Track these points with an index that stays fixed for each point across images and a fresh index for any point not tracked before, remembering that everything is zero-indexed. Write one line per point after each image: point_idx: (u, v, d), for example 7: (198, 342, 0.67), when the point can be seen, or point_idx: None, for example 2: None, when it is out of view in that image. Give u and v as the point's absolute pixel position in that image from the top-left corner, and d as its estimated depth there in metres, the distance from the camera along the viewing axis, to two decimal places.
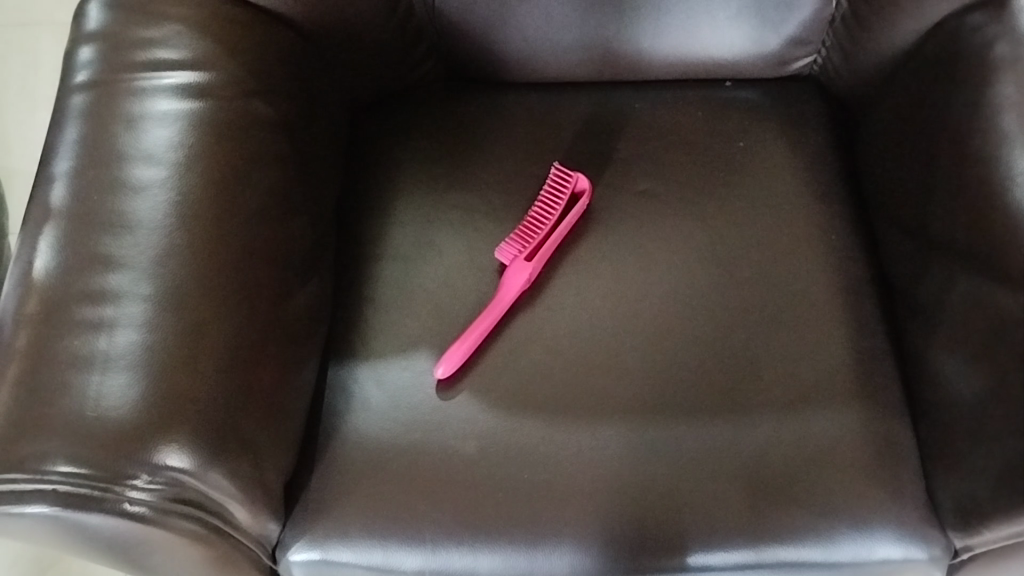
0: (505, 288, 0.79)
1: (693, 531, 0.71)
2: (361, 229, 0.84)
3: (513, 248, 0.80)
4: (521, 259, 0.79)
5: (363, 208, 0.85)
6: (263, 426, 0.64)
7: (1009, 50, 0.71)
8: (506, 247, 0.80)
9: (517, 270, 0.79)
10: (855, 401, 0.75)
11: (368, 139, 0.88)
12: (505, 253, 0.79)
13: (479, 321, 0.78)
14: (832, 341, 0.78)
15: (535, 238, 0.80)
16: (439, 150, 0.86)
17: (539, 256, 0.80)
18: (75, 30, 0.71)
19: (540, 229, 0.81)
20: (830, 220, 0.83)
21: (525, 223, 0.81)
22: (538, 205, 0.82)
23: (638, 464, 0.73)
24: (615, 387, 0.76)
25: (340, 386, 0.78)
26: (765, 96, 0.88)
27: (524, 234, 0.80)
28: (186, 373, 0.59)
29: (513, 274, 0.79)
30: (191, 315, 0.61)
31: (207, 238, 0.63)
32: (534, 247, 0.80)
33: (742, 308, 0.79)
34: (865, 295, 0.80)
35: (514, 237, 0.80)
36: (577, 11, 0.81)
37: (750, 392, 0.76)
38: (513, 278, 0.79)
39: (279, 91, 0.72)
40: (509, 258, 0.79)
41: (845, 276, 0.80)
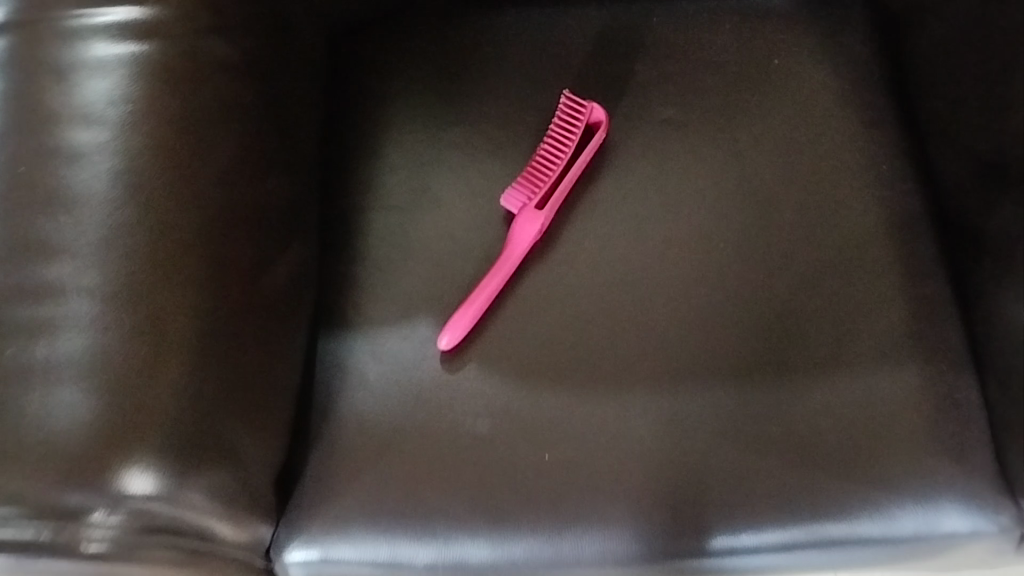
0: (515, 240, 0.69)
1: (733, 513, 0.64)
2: (348, 177, 0.74)
3: (520, 194, 0.70)
4: (532, 208, 0.70)
5: (348, 154, 0.74)
6: (241, 428, 0.55)
7: None
8: (512, 193, 0.70)
9: (527, 219, 0.69)
10: (911, 357, 0.67)
11: (350, 71, 0.77)
12: (512, 199, 0.70)
13: (486, 279, 0.68)
14: (886, 287, 0.68)
15: (546, 180, 0.70)
16: (432, 81, 0.75)
17: (551, 202, 0.70)
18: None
19: (552, 170, 0.71)
20: (881, 150, 0.72)
21: (534, 164, 0.71)
22: (547, 142, 0.72)
23: (672, 439, 0.65)
24: (642, 350, 0.68)
25: (331, 361, 0.69)
26: (803, 3, 0.77)
27: (534, 177, 0.71)
28: (143, 379, 0.50)
29: (523, 223, 0.69)
30: (145, 306, 0.51)
31: (162, 211, 0.53)
32: (546, 191, 0.70)
33: (784, 254, 0.69)
34: (920, 234, 0.70)
35: (522, 181, 0.71)
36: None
37: (795, 352, 0.67)
38: (522, 229, 0.69)
39: (239, 24, 0.61)
40: (517, 205, 0.70)
41: (899, 212, 0.71)
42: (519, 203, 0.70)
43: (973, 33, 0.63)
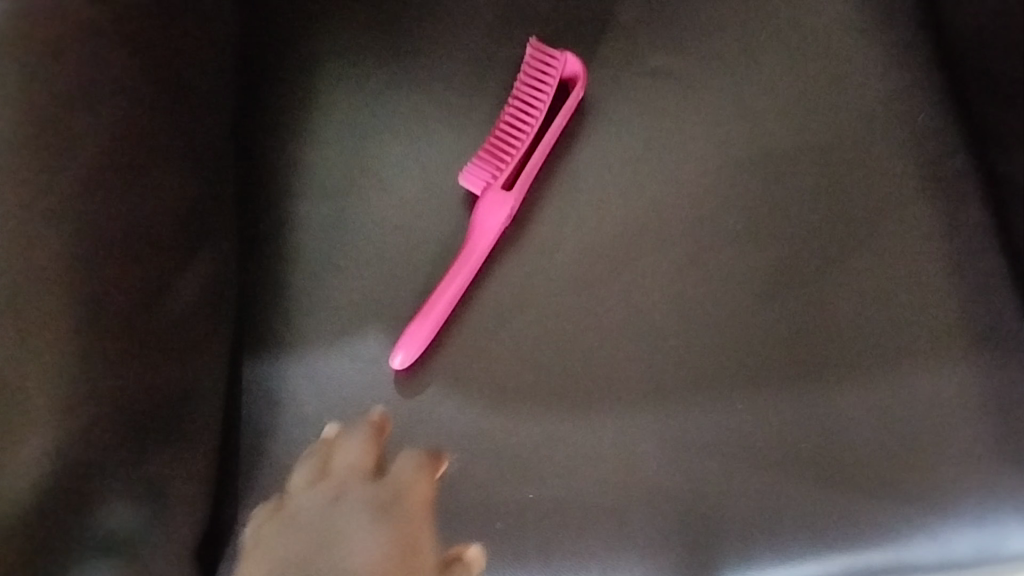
0: (479, 228, 0.58)
1: (754, 550, 0.52)
2: (268, 159, 0.60)
3: (484, 172, 0.59)
4: (498, 189, 0.58)
5: (269, 129, 0.61)
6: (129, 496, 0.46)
7: None
8: (473, 170, 0.59)
9: (493, 202, 0.58)
10: (966, 347, 0.55)
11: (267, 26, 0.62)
12: (474, 179, 0.59)
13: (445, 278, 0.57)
14: (928, 262, 0.56)
15: (513, 155, 0.59)
16: (370, 34, 0.62)
17: (520, 180, 0.59)
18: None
19: (519, 142, 0.59)
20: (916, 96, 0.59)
21: (499, 134, 0.60)
22: (512, 107, 0.60)
23: (677, 462, 0.54)
24: (634, 357, 0.56)
25: (263, 389, 0.57)
26: None
27: (497, 151, 0.60)
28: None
29: (487, 206, 0.58)
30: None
31: None
32: (514, 165, 0.59)
33: (803, 227, 0.58)
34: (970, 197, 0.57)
35: (484, 156, 0.60)
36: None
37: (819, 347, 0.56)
38: (486, 213, 0.58)
39: None
40: (481, 186, 0.59)
41: (944, 166, 0.58)
42: (482, 183, 0.59)
43: None
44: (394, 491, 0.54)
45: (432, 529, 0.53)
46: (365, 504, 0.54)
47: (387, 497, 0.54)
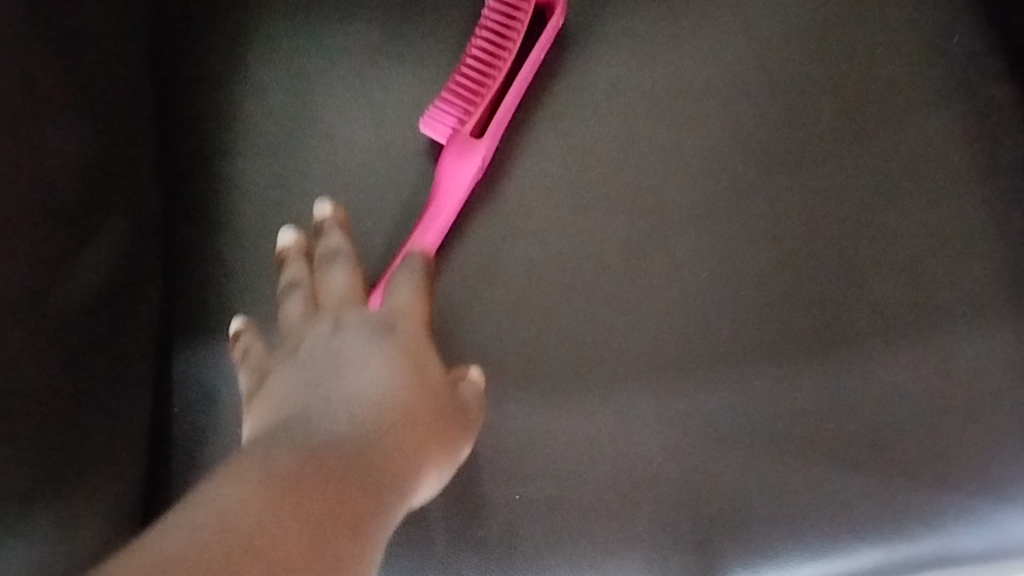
0: (447, 182, 0.50)
1: (769, 544, 0.45)
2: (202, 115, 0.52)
3: (450, 116, 0.51)
4: (467, 136, 0.51)
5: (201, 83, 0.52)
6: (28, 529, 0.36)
7: None
8: (438, 113, 0.52)
9: (463, 152, 0.51)
10: (1014, 308, 0.47)
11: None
12: (439, 125, 0.51)
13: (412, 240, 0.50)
14: (966, 209, 0.49)
15: (482, 98, 0.52)
16: None
17: (491, 128, 0.52)
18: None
19: (489, 82, 0.52)
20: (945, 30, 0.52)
21: (465, 74, 0.52)
22: (480, 44, 0.53)
23: (681, 451, 0.46)
24: (625, 332, 0.48)
25: (197, 386, 0.49)
26: None
27: (464, 92, 0.52)
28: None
29: (456, 157, 0.51)
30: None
31: None
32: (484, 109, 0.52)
33: (821, 175, 0.50)
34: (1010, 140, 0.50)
35: (450, 99, 0.52)
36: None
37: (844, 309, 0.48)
38: (456, 164, 0.51)
39: None
40: (448, 133, 0.51)
41: (979, 99, 0.50)
42: (447, 130, 0.51)
43: None
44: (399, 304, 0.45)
45: (430, 347, 0.45)
46: (359, 331, 0.43)
47: (382, 320, 0.44)
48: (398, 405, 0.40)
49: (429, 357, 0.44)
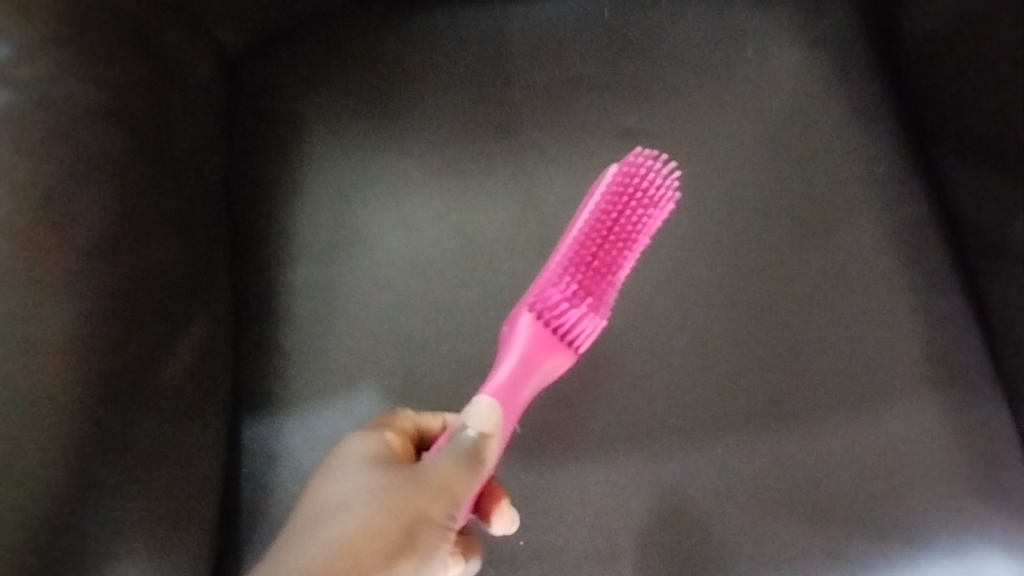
0: (534, 371, 0.50)
1: (742, 567, 0.55)
2: (263, 205, 0.64)
3: (566, 300, 0.51)
4: (565, 342, 0.51)
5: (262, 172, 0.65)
6: (142, 532, 0.46)
7: None
8: (541, 305, 0.51)
9: (548, 348, 0.50)
10: (935, 389, 0.57)
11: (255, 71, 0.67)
12: (552, 294, 0.51)
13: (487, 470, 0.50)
14: (895, 302, 0.59)
15: (597, 300, 0.52)
16: (355, 106, 0.65)
17: (584, 340, 0.51)
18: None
19: (602, 283, 0.52)
20: (873, 124, 0.63)
21: (587, 252, 0.52)
22: (613, 225, 0.53)
23: (655, 504, 0.57)
24: (614, 401, 0.59)
25: (262, 448, 0.59)
26: None
27: (586, 273, 0.52)
28: (13, 463, 0.42)
29: (545, 354, 0.50)
30: (5, 386, 0.43)
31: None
32: (585, 312, 0.51)
33: (777, 276, 0.60)
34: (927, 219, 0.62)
35: (569, 274, 0.52)
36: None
37: (799, 364, 0.59)
38: (536, 359, 0.50)
39: (104, 57, 0.51)
40: (562, 301, 0.51)
41: (904, 214, 0.61)
42: (553, 316, 0.51)
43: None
44: (388, 501, 0.47)
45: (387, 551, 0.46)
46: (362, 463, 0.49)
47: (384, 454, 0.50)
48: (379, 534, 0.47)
49: (374, 556, 0.46)
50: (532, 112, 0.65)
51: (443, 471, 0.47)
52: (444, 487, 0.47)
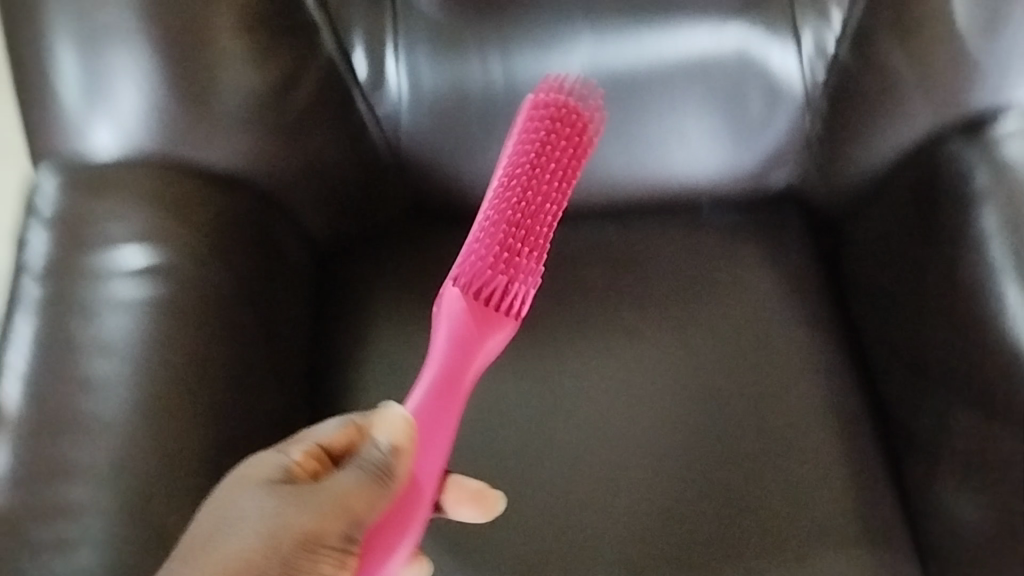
0: (467, 360, 0.56)
1: None
2: (339, 367, 0.79)
3: (493, 274, 0.57)
4: (496, 312, 0.57)
5: (338, 338, 0.81)
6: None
7: (988, 178, 0.68)
8: (466, 277, 0.56)
9: (484, 323, 0.56)
10: (871, 552, 0.69)
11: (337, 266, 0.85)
12: (472, 275, 0.56)
13: (417, 513, 0.51)
14: (839, 476, 0.71)
15: (531, 270, 0.58)
16: (415, 295, 0.82)
17: (515, 313, 0.57)
18: (28, 188, 0.70)
19: (522, 249, 0.58)
20: (823, 328, 0.79)
21: (507, 234, 0.58)
22: (549, 196, 0.61)
23: None
24: (596, 545, 0.69)
25: None
26: (743, 217, 0.85)
27: (509, 250, 0.57)
28: (152, 548, 0.56)
29: (478, 326, 0.56)
30: (154, 494, 0.58)
31: (156, 420, 0.60)
32: (514, 276, 0.57)
33: (745, 448, 0.72)
34: (862, 405, 0.76)
35: (482, 256, 0.57)
36: (559, 79, 0.76)
37: (760, 515, 0.70)
38: (469, 337, 0.56)
39: (247, 254, 0.70)
40: (473, 283, 0.56)
41: (847, 405, 0.75)
42: (474, 300, 0.56)
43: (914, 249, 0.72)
44: (277, 526, 0.47)
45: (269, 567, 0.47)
46: (275, 479, 0.50)
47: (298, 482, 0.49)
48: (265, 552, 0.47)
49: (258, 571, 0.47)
50: (552, 297, 0.79)
51: (348, 492, 0.48)
52: (342, 509, 0.48)
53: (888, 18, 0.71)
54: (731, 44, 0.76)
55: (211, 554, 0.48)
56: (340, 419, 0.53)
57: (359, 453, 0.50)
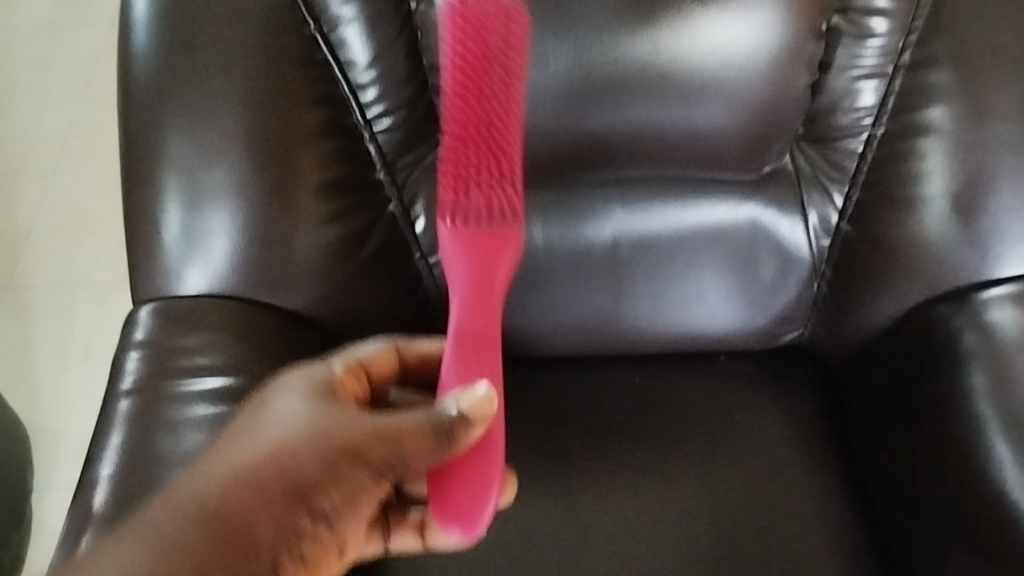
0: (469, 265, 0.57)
1: None
2: None
3: (471, 203, 0.57)
4: (496, 232, 0.57)
5: None
6: None
7: (975, 340, 0.74)
8: (449, 212, 0.57)
9: (495, 246, 0.57)
10: None
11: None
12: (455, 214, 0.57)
13: (487, 496, 0.54)
14: None
15: (510, 176, 0.57)
16: None
17: (516, 204, 0.57)
18: (128, 321, 0.78)
19: (495, 164, 0.57)
20: (833, 473, 0.85)
21: (468, 157, 0.56)
22: (488, 103, 0.57)
23: None
24: None
25: None
26: (758, 367, 0.92)
27: (477, 177, 0.57)
28: None
29: (479, 244, 0.57)
30: None
31: None
32: (493, 186, 0.57)
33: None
34: (867, 547, 0.81)
35: (464, 177, 0.56)
36: (592, 246, 0.87)
37: None
38: (482, 257, 0.57)
39: None
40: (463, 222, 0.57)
41: (852, 546, 0.80)
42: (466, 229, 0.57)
43: (911, 401, 0.78)
44: (319, 429, 0.54)
45: (322, 456, 0.54)
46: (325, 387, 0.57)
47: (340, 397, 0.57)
48: (315, 448, 0.54)
49: (311, 459, 0.54)
50: (582, 437, 0.86)
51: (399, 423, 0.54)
52: (387, 436, 0.54)
53: (881, 197, 0.81)
54: (746, 217, 0.86)
55: (254, 438, 0.54)
56: (378, 342, 0.63)
57: (434, 407, 0.54)
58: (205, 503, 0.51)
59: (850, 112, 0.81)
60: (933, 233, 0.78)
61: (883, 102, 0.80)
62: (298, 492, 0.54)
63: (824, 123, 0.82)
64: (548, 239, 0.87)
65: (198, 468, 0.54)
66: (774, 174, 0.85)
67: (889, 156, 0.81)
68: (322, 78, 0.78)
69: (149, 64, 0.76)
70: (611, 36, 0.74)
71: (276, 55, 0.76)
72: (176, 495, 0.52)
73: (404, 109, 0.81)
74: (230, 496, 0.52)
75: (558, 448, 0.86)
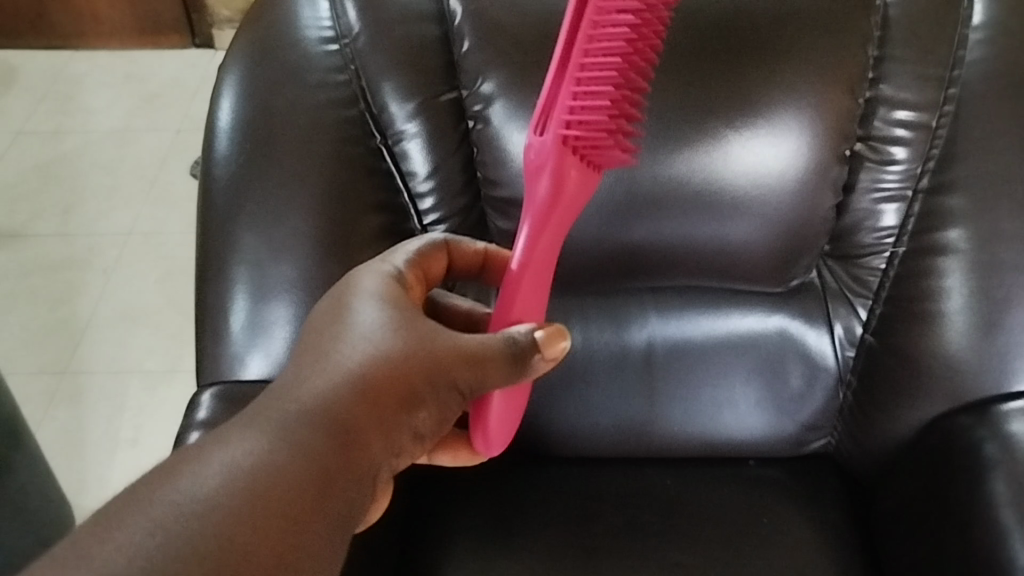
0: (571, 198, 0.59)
1: None
2: None
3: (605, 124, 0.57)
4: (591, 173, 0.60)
5: (422, 554, 0.88)
6: None
7: (997, 450, 0.77)
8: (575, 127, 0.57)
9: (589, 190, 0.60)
10: None
11: (431, 504, 0.92)
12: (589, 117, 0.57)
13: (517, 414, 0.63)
14: None
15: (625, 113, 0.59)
16: (492, 523, 0.89)
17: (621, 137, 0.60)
18: (189, 404, 0.80)
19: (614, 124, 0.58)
20: None
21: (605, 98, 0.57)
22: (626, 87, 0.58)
23: None
24: None
25: None
26: (787, 473, 0.95)
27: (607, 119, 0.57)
28: None
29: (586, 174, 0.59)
30: None
31: None
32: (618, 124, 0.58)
33: None
34: None
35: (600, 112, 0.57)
36: (628, 349, 0.92)
37: None
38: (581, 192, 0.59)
39: None
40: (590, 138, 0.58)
41: None
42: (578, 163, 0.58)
43: (936, 507, 0.80)
44: (414, 336, 0.54)
45: (422, 364, 0.54)
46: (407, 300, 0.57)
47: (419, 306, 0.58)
48: (414, 356, 0.53)
49: (414, 366, 0.53)
50: (615, 535, 0.88)
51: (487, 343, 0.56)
52: (474, 357, 0.56)
53: (904, 311, 0.85)
54: (774, 327, 0.91)
55: (343, 348, 0.52)
56: (431, 239, 0.64)
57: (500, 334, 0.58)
58: (311, 405, 0.49)
59: (873, 232, 0.86)
60: (955, 346, 0.82)
61: (904, 223, 0.86)
62: (401, 398, 0.53)
63: (849, 241, 0.88)
64: (587, 340, 0.92)
65: (295, 381, 0.51)
66: (800, 288, 0.91)
67: (909, 274, 0.85)
68: (384, 188, 0.86)
69: (229, 169, 0.84)
70: (652, 155, 0.81)
71: (344, 164, 0.84)
72: (279, 406, 0.49)
73: (458, 217, 0.88)
74: (346, 404, 0.50)
75: (591, 546, 0.87)
